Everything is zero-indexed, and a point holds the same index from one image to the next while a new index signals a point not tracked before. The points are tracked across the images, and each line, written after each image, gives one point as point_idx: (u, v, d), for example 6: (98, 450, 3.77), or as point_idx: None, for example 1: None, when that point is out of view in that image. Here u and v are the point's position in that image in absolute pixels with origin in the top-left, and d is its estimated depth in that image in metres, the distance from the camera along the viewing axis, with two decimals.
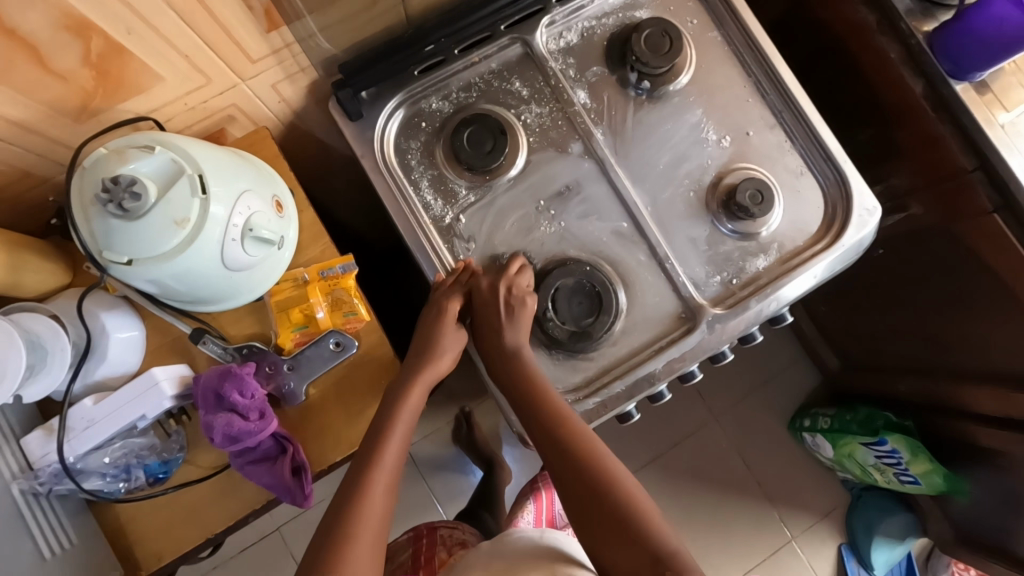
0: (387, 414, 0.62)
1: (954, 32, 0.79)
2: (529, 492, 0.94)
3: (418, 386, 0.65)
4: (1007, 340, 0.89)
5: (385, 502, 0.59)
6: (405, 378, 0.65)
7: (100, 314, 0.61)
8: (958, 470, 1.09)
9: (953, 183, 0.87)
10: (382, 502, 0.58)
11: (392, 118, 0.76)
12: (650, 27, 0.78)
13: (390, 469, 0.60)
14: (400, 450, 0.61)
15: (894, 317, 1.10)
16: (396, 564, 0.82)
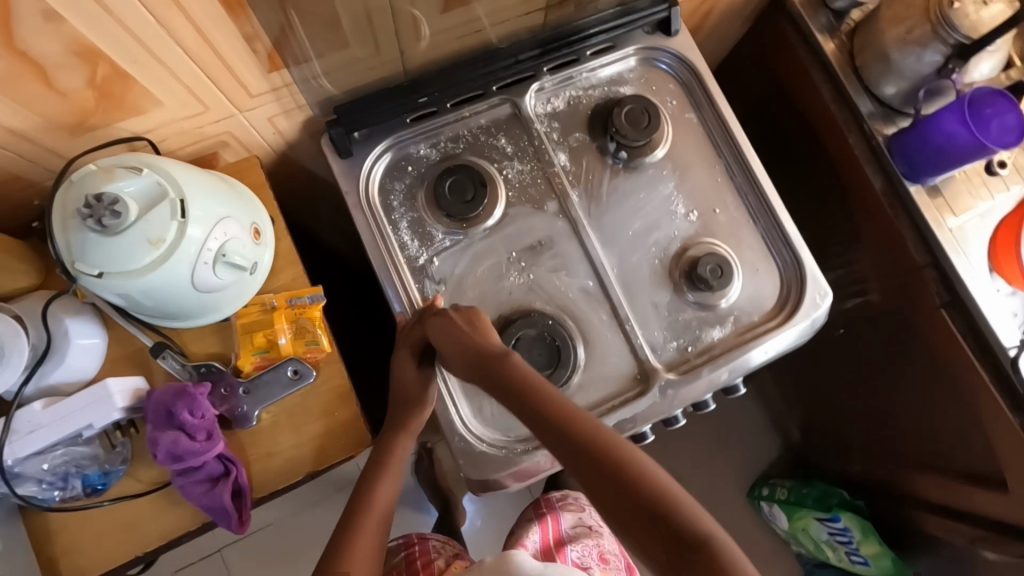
0: (381, 456, 0.68)
1: (913, 139, 0.86)
2: (534, 513, 0.91)
3: (407, 431, 0.70)
4: (952, 431, 0.93)
5: (372, 539, 0.63)
6: (393, 426, 0.70)
7: (64, 318, 0.62)
8: (905, 555, 1.10)
9: (910, 274, 0.91)
10: (368, 538, 0.63)
11: (380, 160, 0.80)
12: (631, 103, 0.84)
13: (372, 526, 0.64)
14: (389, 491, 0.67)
15: (853, 397, 1.13)
16: (389, 567, 0.83)
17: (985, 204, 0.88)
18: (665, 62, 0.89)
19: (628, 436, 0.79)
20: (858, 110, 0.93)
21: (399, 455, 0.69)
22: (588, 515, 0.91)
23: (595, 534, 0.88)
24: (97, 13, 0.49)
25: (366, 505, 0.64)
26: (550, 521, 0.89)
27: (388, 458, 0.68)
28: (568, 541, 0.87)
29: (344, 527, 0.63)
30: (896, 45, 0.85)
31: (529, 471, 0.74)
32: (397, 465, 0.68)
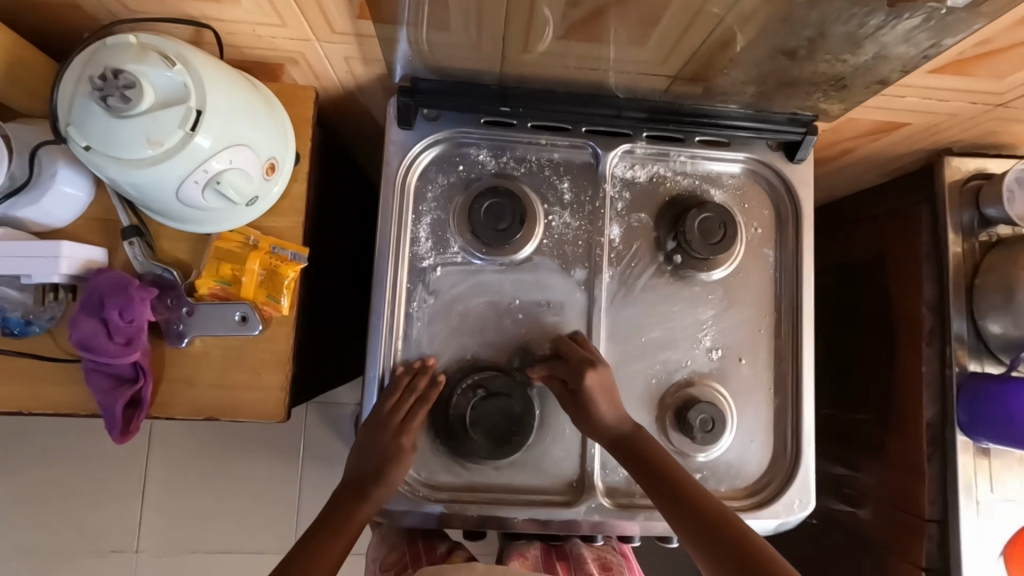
0: (343, 509, 0.66)
1: (987, 393, 0.79)
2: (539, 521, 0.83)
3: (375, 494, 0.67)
4: None
5: None
6: (365, 487, 0.67)
7: (57, 162, 0.59)
8: None
9: (907, 521, 0.88)
10: None
11: (436, 146, 0.75)
12: (713, 211, 0.75)
13: None
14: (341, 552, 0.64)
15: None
16: (390, 545, 0.80)
17: None
18: (771, 184, 0.80)
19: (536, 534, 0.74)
20: (949, 327, 0.85)
21: (353, 532, 0.65)
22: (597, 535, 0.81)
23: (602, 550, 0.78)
24: None
25: (311, 570, 0.61)
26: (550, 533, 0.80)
27: (351, 518, 0.65)
28: (570, 555, 0.77)
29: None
30: None
31: (418, 518, 0.70)
32: (356, 525, 0.66)
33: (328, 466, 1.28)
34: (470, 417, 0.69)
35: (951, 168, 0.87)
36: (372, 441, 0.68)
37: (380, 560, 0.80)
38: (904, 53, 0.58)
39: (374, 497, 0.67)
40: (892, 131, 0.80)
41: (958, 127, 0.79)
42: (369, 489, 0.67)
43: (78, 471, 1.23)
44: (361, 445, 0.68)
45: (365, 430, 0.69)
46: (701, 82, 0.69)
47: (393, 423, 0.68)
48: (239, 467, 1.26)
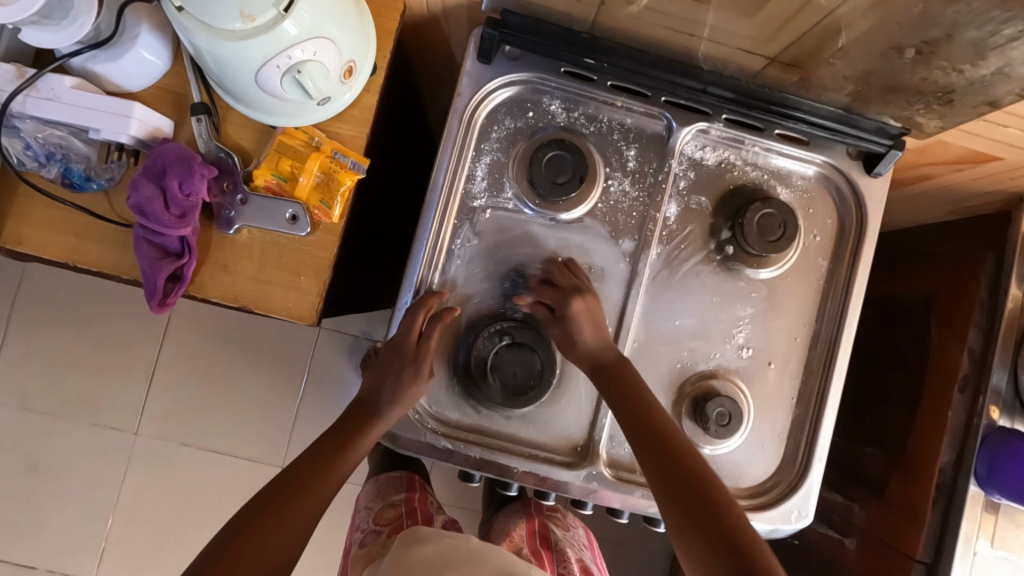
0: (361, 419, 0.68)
1: (1012, 449, 0.78)
2: (524, 510, 0.86)
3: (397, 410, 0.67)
4: None
5: (326, 491, 0.63)
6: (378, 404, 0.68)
7: (142, 24, 0.59)
8: None
9: (897, 559, 0.87)
10: (323, 490, 0.62)
11: (511, 87, 0.73)
12: (776, 209, 0.73)
13: (329, 481, 0.63)
14: (356, 456, 0.66)
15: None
16: (388, 502, 0.83)
17: None
18: (841, 194, 0.77)
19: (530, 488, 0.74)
20: (988, 378, 0.83)
21: (368, 441, 0.67)
22: (572, 535, 0.85)
23: (583, 554, 0.81)
24: None
25: (328, 464, 0.64)
26: (534, 522, 0.84)
27: (367, 427, 0.67)
28: (555, 547, 0.80)
29: (302, 466, 0.64)
30: None
31: (421, 449, 0.71)
32: (371, 436, 0.67)
33: (331, 390, 1.30)
34: (491, 361, 0.70)
35: None
36: (392, 366, 0.68)
37: (373, 513, 0.82)
38: None
39: (387, 418, 0.68)
40: (981, 164, 0.76)
41: None
42: (383, 407, 0.68)
43: (98, 347, 1.27)
44: (380, 366, 0.69)
45: (386, 354, 0.69)
46: (799, 70, 0.66)
47: (415, 350, 0.68)
48: (248, 374, 1.29)
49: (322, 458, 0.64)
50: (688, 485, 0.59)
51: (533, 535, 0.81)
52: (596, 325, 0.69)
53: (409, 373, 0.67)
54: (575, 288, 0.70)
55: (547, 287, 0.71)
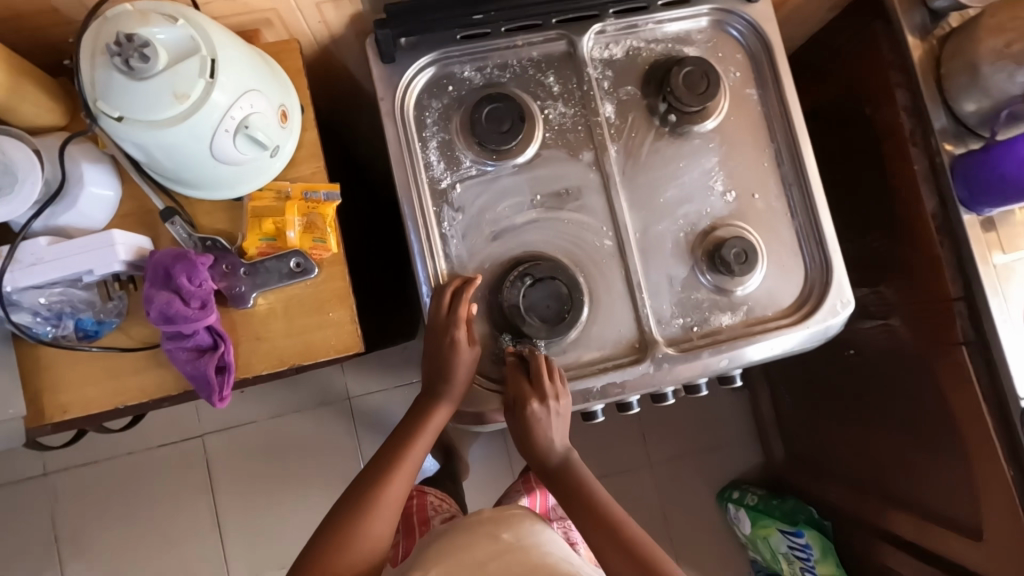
0: (420, 413, 0.74)
1: (979, 164, 0.85)
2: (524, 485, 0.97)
3: (458, 386, 0.73)
4: (928, 470, 1.07)
5: (403, 485, 0.71)
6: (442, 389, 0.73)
7: (82, 163, 0.61)
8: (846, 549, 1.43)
9: (937, 308, 0.95)
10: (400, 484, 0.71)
11: (422, 72, 0.77)
12: (693, 65, 0.79)
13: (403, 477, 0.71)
14: (426, 443, 0.74)
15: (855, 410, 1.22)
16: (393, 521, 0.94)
17: None
18: (737, 28, 0.84)
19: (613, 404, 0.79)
20: (931, 123, 0.91)
21: (436, 423, 0.73)
22: None
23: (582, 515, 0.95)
24: None
25: (399, 460, 0.72)
26: (538, 494, 0.95)
27: (429, 418, 0.73)
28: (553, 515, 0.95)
29: (377, 470, 0.71)
30: (990, 58, 0.82)
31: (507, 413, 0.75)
32: (433, 424, 0.73)
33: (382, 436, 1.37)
34: (524, 304, 0.74)
35: None
36: (436, 348, 0.73)
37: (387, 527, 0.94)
38: None
39: (448, 396, 0.73)
40: None
41: None
42: (441, 390, 0.73)
43: None
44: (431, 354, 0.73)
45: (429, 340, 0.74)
46: None
47: (459, 327, 0.72)
48: None
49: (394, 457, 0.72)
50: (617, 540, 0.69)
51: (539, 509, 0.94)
52: (550, 420, 0.72)
53: (446, 352, 0.72)
54: (540, 393, 0.71)
55: (518, 380, 0.73)
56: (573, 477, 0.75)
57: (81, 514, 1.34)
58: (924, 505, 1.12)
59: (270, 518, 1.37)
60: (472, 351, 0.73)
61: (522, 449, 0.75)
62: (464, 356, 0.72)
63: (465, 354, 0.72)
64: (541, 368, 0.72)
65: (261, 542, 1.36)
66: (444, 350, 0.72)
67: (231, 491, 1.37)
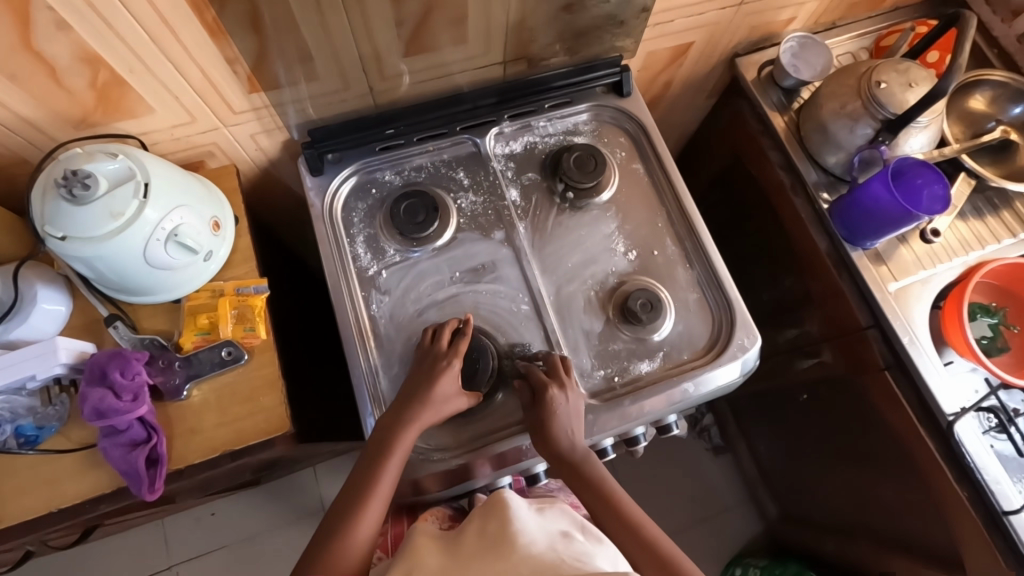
0: (385, 441, 0.72)
1: (847, 204, 0.96)
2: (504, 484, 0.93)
3: (417, 423, 0.72)
4: (898, 506, 1.05)
5: (374, 517, 0.69)
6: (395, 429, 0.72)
7: (37, 283, 0.70)
8: None
9: (856, 339, 1.01)
10: (371, 516, 0.69)
11: (346, 181, 0.90)
12: (580, 150, 0.92)
13: (374, 509, 0.69)
14: (398, 467, 0.71)
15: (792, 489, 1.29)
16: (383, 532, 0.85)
17: (926, 271, 0.98)
18: (616, 118, 0.99)
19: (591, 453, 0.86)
20: (804, 177, 1.04)
21: (403, 449, 0.71)
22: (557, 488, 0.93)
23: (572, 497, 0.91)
24: (96, 22, 0.59)
25: (368, 490, 0.70)
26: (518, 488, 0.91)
27: (395, 446, 0.71)
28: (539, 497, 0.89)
29: (350, 501, 0.70)
30: (833, 118, 0.97)
31: (441, 480, 0.77)
32: (402, 450, 0.71)
33: None
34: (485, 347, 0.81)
35: (745, 65, 1.10)
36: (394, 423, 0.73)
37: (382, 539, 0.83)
38: None
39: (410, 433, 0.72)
40: (686, 51, 1.03)
41: (728, 33, 1.03)
42: (411, 414, 0.73)
43: None
44: (410, 385, 0.75)
45: (419, 363, 0.77)
46: (525, 58, 0.90)
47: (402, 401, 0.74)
48: None
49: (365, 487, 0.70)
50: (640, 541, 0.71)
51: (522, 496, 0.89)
52: (566, 417, 0.75)
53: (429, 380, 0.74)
54: (557, 381, 0.77)
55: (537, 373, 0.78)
56: (588, 472, 0.75)
57: None
58: (903, 545, 1.08)
59: None
60: (457, 365, 0.75)
61: (538, 442, 0.76)
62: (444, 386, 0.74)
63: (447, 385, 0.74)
64: (558, 363, 0.79)
65: None
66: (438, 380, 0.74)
67: None
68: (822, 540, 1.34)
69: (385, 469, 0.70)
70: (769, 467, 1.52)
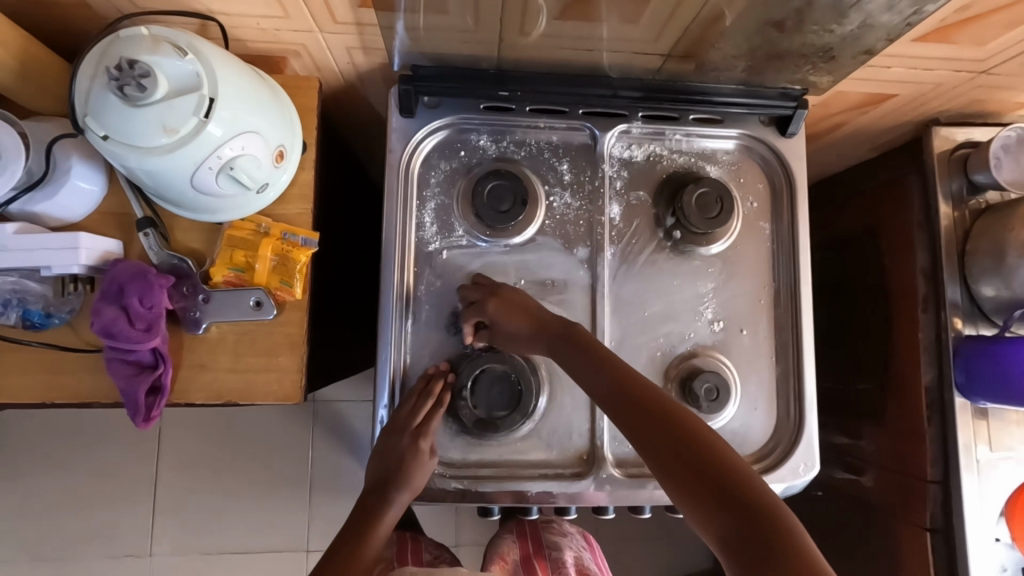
0: (402, 473, 0.69)
1: (983, 353, 0.81)
2: (513, 528, 0.89)
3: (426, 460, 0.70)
4: None
5: (374, 546, 0.69)
6: (414, 457, 0.69)
7: (73, 157, 0.61)
8: None
9: (912, 485, 0.90)
10: (373, 544, 0.69)
11: (435, 134, 0.77)
12: (710, 186, 0.76)
13: (377, 536, 0.69)
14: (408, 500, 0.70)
15: None
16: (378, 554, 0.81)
17: None
18: (765, 159, 0.81)
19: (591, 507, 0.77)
20: (943, 293, 0.88)
21: (417, 480, 0.70)
22: (570, 539, 0.88)
23: (582, 554, 0.86)
24: None
25: (376, 516, 0.70)
26: (528, 539, 0.86)
27: (410, 480, 0.69)
28: (549, 555, 0.84)
29: (358, 519, 0.70)
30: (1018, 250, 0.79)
31: (432, 495, 0.72)
32: (417, 483, 0.70)
33: (336, 496, 1.37)
34: (471, 390, 0.72)
35: (939, 138, 0.89)
36: (390, 447, 0.70)
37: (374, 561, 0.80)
38: (888, 20, 0.60)
39: (423, 470, 0.70)
40: (881, 102, 0.83)
41: (943, 96, 0.82)
42: (391, 496, 0.69)
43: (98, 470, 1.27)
44: (380, 467, 0.70)
45: (383, 442, 0.71)
46: (693, 59, 0.72)
47: (410, 427, 0.70)
48: (262, 480, 1.36)
49: (369, 512, 0.70)
50: (659, 423, 0.57)
51: (527, 554, 0.84)
52: (518, 311, 0.70)
53: (409, 452, 0.69)
54: (484, 291, 0.72)
55: (475, 303, 0.71)
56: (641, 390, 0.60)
57: (21, 454, 1.32)
58: None
59: (205, 504, 1.34)
60: (426, 443, 0.70)
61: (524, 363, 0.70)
62: (419, 464, 0.70)
63: (421, 460, 0.70)
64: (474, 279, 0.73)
65: (190, 525, 1.33)
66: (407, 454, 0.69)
67: (172, 470, 1.35)
68: None
69: (375, 533, 0.69)
70: None
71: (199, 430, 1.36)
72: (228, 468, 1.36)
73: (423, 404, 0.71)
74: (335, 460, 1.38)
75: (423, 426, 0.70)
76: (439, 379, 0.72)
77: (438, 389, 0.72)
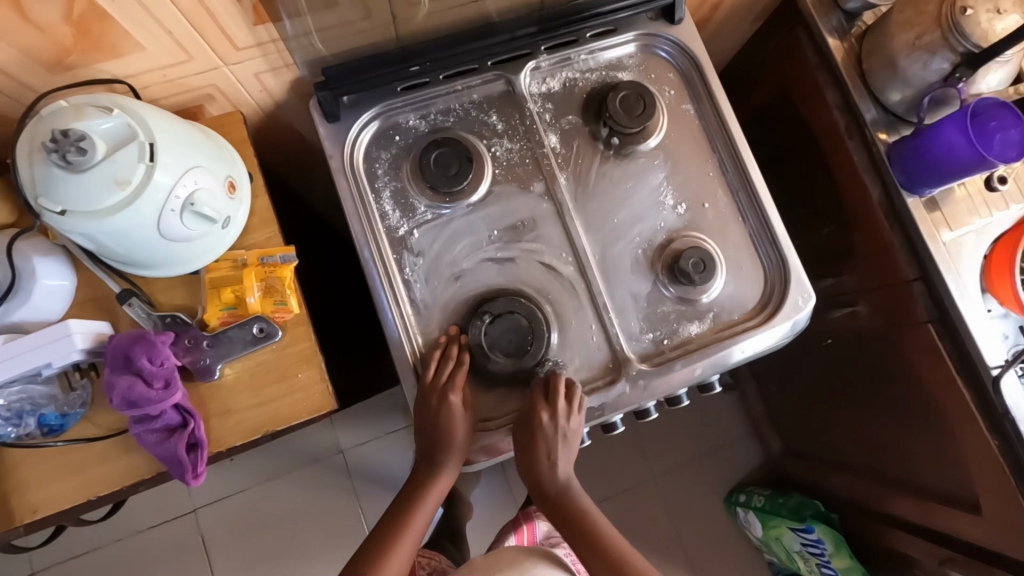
0: (442, 441, 0.73)
1: (913, 148, 0.88)
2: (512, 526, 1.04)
3: (461, 427, 0.73)
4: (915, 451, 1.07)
5: (422, 519, 0.74)
6: (449, 420, 0.72)
7: (33, 257, 0.61)
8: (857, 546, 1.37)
9: (899, 291, 0.97)
10: (420, 517, 0.74)
11: (367, 128, 0.80)
12: (628, 89, 0.82)
13: (424, 510, 0.74)
14: (454, 468, 0.74)
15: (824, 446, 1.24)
16: None
17: (981, 220, 0.93)
18: (666, 50, 0.87)
19: (631, 412, 0.81)
20: (861, 115, 0.95)
21: (459, 439, 0.73)
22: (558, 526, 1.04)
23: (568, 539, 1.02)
24: None
25: (425, 489, 0.74)
26: (524, 529, 1.02)
27: (453, 444, 0.73)
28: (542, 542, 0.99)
29: (410, 493, 0.75)
30: (904, 51, 0.87)
31: (481, 450, 0.75)
32: (460, 450, 0.73)
33: None
34: (486, 342, 0.75)
35: None
36: (426, 413, 0.73)
37: None
38: None
39: (459, 431, 0.73)
40: None
41: None
42: (441, 461, 0.74)
43: None
44: (424, 437, 0.73)
45: (419, 416, 0.74)
46: None
47: (438, 389, 0.73)
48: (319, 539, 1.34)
49: (415, 488, 0.75)
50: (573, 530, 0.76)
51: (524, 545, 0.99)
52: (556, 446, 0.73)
53: (441, 414, 0.72)
54: (552, 408, 0.72)
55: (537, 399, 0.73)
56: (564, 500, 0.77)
57: None
58: (913, 482, 1.11)
59: None
60: (458, 400, 0.72)
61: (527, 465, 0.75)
62: (455, 420, 0.72)
63: (456, 418, 0.72)
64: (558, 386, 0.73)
65: None
66: (445, 417, 0.72)
67: (227, 565, 1.32)
68: (825, 478, 1.36)
69: (425, 499, 0.74)
70: (775, 406, 1.51)
71: (241, 517, 1.34)
72: (282, 541, 1.34)
73: (446, 366, 0.74)
74: (382, 494, 1.37)
75: (451, 384, 0.73)
76: (455, 342, 0.75)
77: (457, 351, 0.75)
